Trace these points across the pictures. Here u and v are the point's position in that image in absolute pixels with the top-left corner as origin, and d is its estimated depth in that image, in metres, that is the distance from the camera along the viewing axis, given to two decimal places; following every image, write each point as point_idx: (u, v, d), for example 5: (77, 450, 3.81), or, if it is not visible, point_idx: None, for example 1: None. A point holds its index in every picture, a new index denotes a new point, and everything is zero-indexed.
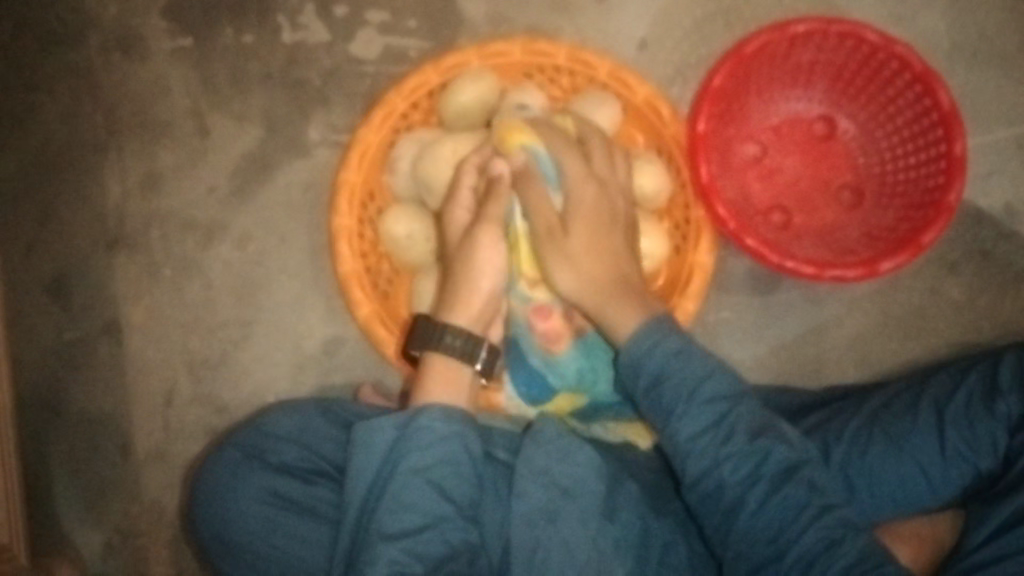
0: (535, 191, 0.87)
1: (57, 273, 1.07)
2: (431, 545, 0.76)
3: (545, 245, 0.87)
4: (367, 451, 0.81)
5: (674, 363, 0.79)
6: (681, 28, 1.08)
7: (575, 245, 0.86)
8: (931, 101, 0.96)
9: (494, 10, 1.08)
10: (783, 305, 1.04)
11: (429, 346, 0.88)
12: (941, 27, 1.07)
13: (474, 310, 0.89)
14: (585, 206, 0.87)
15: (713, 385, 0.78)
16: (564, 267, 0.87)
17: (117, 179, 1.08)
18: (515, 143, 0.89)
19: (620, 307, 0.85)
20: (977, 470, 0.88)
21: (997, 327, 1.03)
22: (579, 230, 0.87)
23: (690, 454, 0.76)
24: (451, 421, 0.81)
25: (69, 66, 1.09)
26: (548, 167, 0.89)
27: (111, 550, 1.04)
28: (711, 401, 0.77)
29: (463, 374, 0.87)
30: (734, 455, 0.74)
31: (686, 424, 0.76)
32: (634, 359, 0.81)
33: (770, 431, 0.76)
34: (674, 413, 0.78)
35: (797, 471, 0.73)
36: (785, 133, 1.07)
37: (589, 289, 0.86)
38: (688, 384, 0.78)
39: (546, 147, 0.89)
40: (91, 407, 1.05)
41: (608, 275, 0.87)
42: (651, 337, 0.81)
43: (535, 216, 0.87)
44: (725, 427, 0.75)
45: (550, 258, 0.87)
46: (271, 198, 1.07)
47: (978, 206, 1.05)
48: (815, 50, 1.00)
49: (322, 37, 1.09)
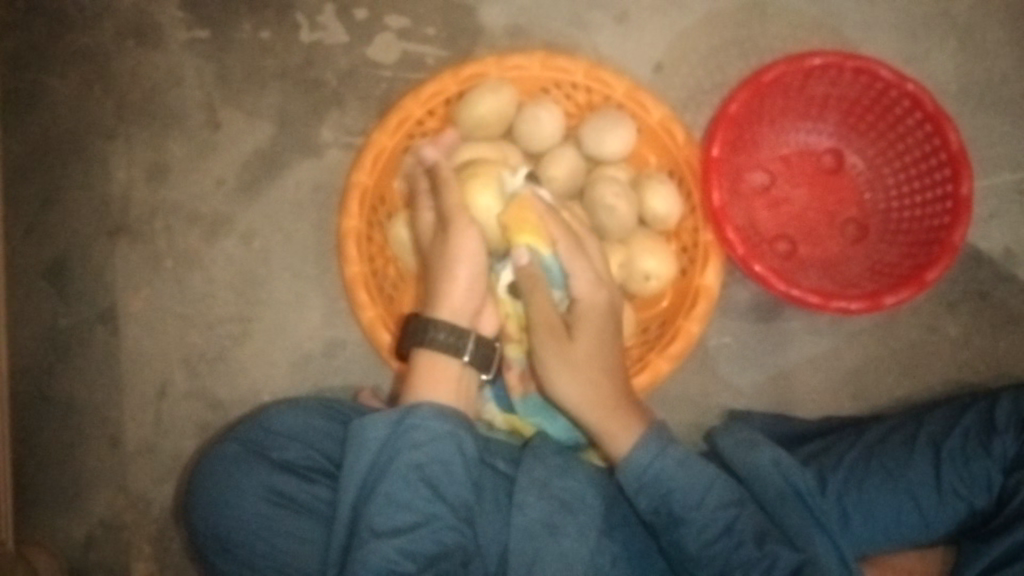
0: (541, 292, 0.86)
1: (57, 256, 1.06)
2: (423, 543, 0.75)
3: (545, 348, 0.86)
4: (362, 449, 0.80)
5: (681, 472, 0.81)
6: (697, 55, 1.10)
7: (580, 353, 0.86)
8: (940, 141, 0.97)
9: (513, 25, 1.09)
10: (785, 333, 1.05)
11: (416, 342, 0.88)
12: (950, 70, 1.09)
13: (458, 308, 0.89)
14: (592, 305, 0.87)
15: (717, 491, 0.81)
16: (564, 373, 0.86)
17: (123, 166, 1.07)
18: (521, 240, 0.86)
19: (617, 426, 0.85)
20: (972, 507, 0.89)
21: (990, 367, 1.05)
22: (585, 339, 0.87)
23: (702, 559, 0.79)
24: (441, 420, 0.80)
25: (81, 50, 1.08)
26: (553, 268, 0.88)
27: (93, 541, 1.02)
28: (721, 505, 0.80)
29: (448, 370, 0.87)
30: (745, 562, 0.78)
31: (694, 535, 0.79)
32: (637, 472, 0.81)
33: (772, 535, 0.80)
34: (682, 519, 0.80)
35: (804, 571, 0.77)
36: (794, 164, 1.08)
37: (586, 400, 0.86)
38: (694, 494, 0.80)
39: (553, 251, 0.87)
40: (82, 394, 1.04)
41: (604, 383, 0.86)
42: (654, 448, 0.82)
43: (536, 310, 0.86)
44: (736, 534, 0.79)
45: (547, 357, 0.86)
46: (279, 195, 1.07)
47: (978, 247, 1.07)
48: (828, 84, 1.01)
49: (340, 39, 1.09)
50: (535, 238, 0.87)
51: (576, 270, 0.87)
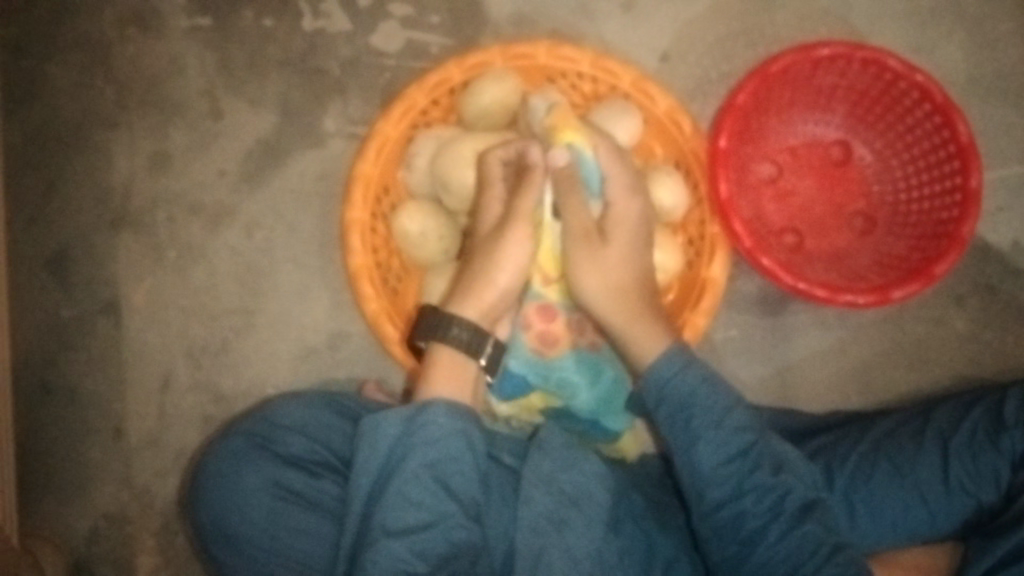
0: (575, 197, 0.85)
1: (59, 248, 1.05)
2: (434, 542, 0.75)
3: (577, 250, 0.86)
4: (373, 446, 0.79)
5: (704, 389, 0.81)
6: (704, 44, 1.09)
7: (613, 257, 0.86)
8: (949, 133, 0.97)
9: (518, 13, 1.08)
10: (792, 326, 1.05)
11: (435, 336, 0.86)
12: (958, 61, 1.08)
13: (485, 304, 0.86)
14: (625, 210, 0.88)
15: (736, 416, 0.80)
16: (594, 276, 0.86)
17: (125, 156, 1.06)
18: (564, 137, 0.87)
19: (647, 335, 0.85)
20: (978, 502, 0.89)
21: (997, 360, 1.05)
22: (618, 244, 0.87)
23: (714, 480, 0.77)
24: (457, 419, 0.79)
25: (82, 38, 1.07)
26: (591, 173, 0.88)
27: (97, 534, 1.02)
28: (738, 431, 0.79)
29: (467, 369, 0.86)
30: (758, 487, 0.76)
31: (710, 453, 0.78)
32: (658, 385, 0.81)
33: (784, 468, 0.79)
34: (698, 441, 0.79)
35: (813, 510, 0.77)
36: (801, 156, 1.07)
37: (612, 305, 0.86)
38: (715, 412, 0.79)
39: (595, 152, 0.88)
40: (85, 386, 1.03)
41: (632, 293, 0.86)
42: (678, 362, 0.82)
43: (570, 215, 0.86)
44: (752, 457, 0.78)
45: (579, 261, 0.86)
46: (282, 186, 1.06)
47: (986, 240, 1.06)
48: (837, 74, 1.00)
49: (343, 27, 1.07)
50: (578, 138, 0.87)
51: (612, 173, 0.88)
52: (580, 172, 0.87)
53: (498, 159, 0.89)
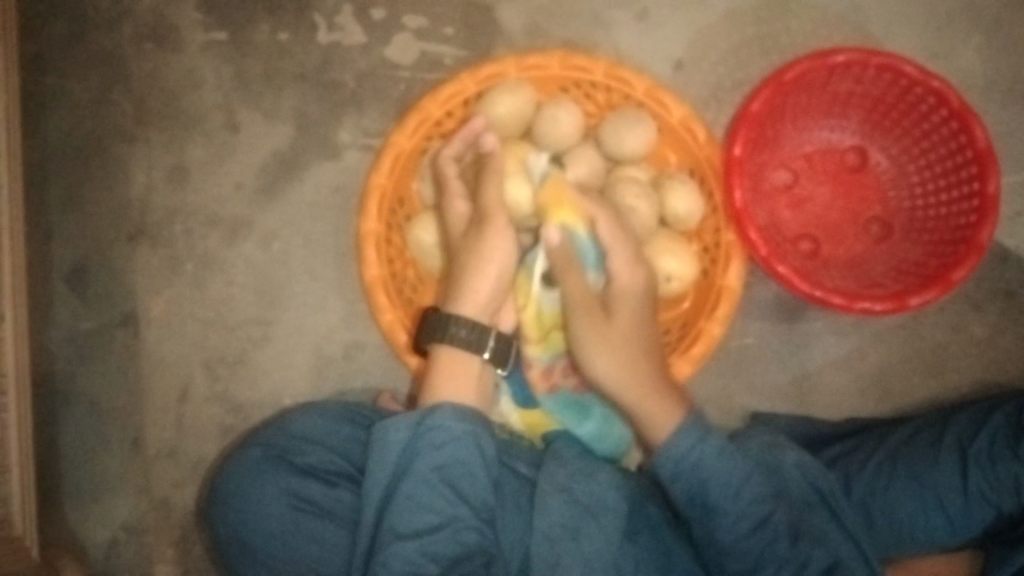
0: (574, 273, 0.86)
1: (78, 260, 1.06)
2: (445, 544, 0.75)
3: (583, 325, 0.87)
4: (382, 454, 0.79)
5: (717, 462, 0.80)
6: (718, 52, 1.08)
7: (619, 329, 0.87)
8: (966, 139, 0.96)
9: (531, 24, 1.08)
10: (809, 333, 1.04)
11: (436, 338, 0.87)
12: (975, 65, 1.08)
13: (481, 300, 0.87)
14: (629, 290, 0.88)
15: (754, 483, 0.80)
16: (602, 350, 0.87)
17: (143, 169, 1.07)
18: (558, 217, 0.87)
19: (658, 407, 0.85)
20: (999, 511, 0.88)
21: (1017, 367, 1.04)
22: (623, 317, 0.88)
23: (734, 552, 0.79)
24: (463, 421, 0.79)
25: (100, 53, 1.08)
26: (586, 248, 0.88)
27: (118, 543, 1.03)
28: (757, 500, 0.80)
29: (472, 367, 0.86)
30: (779, 558, 0.78)
31: (729, 528, 0.79)
32: (674, 463, 0.81)
33: (805, 533, 0.80)
34: (718, 512, 0.80)
35: (837, 570, 0.79)
36: (817, 163, 1.07)
37: (621, 378, 0.86)
38: (730, 484, 0.80)
39: (590, 230, 0.88)
40: (104, 398, 1.04)
41: (644, 363, 0.87)
42: (694, 435, 0.82)
43: (572, 289, 0.86)
44: (771, 528, 0.79)
45: (583, 334, 0.87)
46: (298, 197, 1.06)
47: (1005, 245, 1.05)
48: (852, 81, 1.00)
49: (358, 39, 1.08)
50: (573, 219, 0.87)
51: (613, 247, 0.87)
52: (575, 248, 0.87)
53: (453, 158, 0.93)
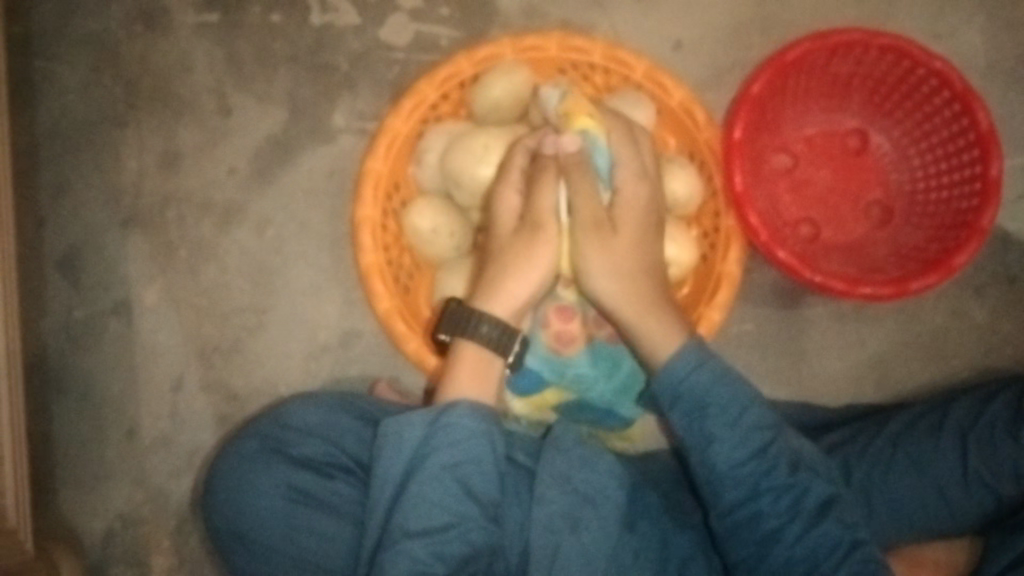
0: (586, 183, 0.82)
1: (70, 248, 1.04)
2: (454, 544, 0.74)
3: (586, 236, 0.83)
4: (397, 447, 0.78)
5: (716, 388, 0.79)
6: (718, 33, 1.07)
7: (623, 247, 0.84)
8: (969, 121, 0.95)
9: (527, 5, 1.06)
10: (809, 319, 1.03)
11: (459, 332, 0.84)
12: (978, 45, 1.07)
13: (514, 304, 0.84)
14: (633, 199, 0.85)
15: (753, 416, 0.79)
16: (607, 267, 0.83)
17: (134, 155, 1.05)
18: (578, 122, 0.85)
19: (660, 330, 0.83)
20: (999, 496, 0.88)
21: (1017, 351, 1.03)
22: (629, 233, 0.84)
23: (729, 479, 0.77)
24: (479, 420, 0.78)
25: (89, 36, 1.06)
26: (602, 161, 0.85)
27: (113, 534, 1.02)
28: (754, 430, 0.78)
29: (493, 367, 0.84)
30: (776, 488, 0.76)
31: (725, 455, 0.77)
32: (672, 385, 0.80)
33: (802, 465, 0.79)
34: (715, 440, 0.78)
35: (831, 508, 0.77)
36: (818, 145, 1.06)
37: (624, 299, 0.83)
38: (729, 411, 0.78)
39: (607, 140, 0.86)
40: (98, 386, 1.03)
41: (645, 283, 0.84)
42: (694, 358, 0.80)
43: (580, 204, 0.82)
44: (769, 457, 0.77)
45: (587, 250, 0.83)
46: (292, 183, 1.05)
47: (1006, 229, 1.04)
48: (854, 62, 0.99)
49: (351, 21, 1.06)
50: (591, 122, 0.85)
51: (622, 158, 0.86)
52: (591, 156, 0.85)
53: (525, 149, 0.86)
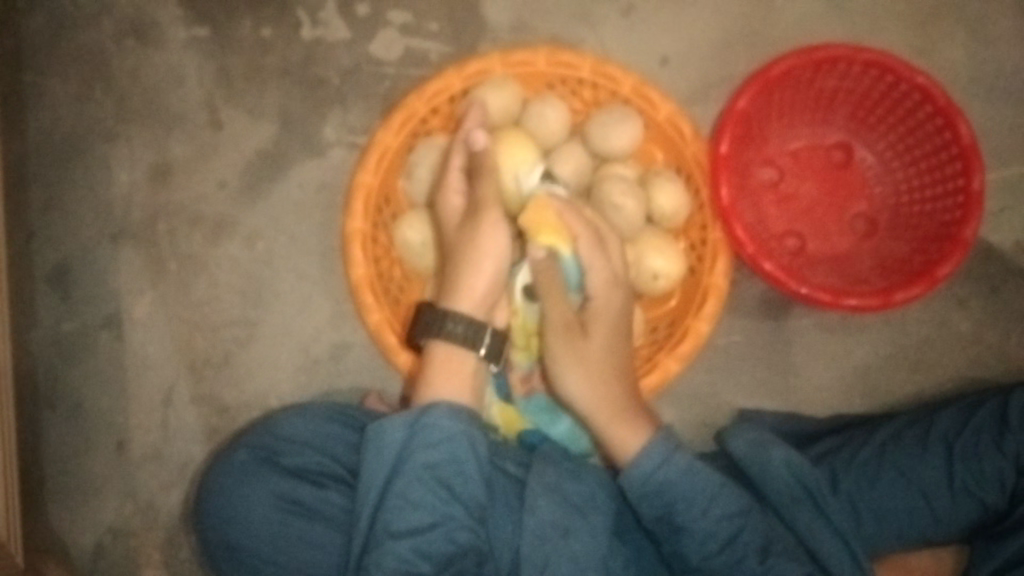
0: (557, 293, 0.85)
1: (60, 262, 1.05)
2: (438, 543, 0.75)
3: (557, 340, 0.86)
4: (379, 449, 0.79)
5: (685, 481, 0.80)
6: (703, 48, 1.08)
7: (592, 350, 0.87)
8: (951, 135, 0.96)
9: (516, 20, 1.08)
10: (795, 330, 1.05)
11: (432, 333, 0.86)
12: (959, 60, 1.09)
13: (476, 298, 0.86)
14: (605, 305, 0.88)
15: (722, 501, 0.80)
16: (575, 365, 0.86)
17: (125, 168, 1.06)
18: (542, 239, 0.85)
19: (623, 428, 0.85)
20: (982, 505, 0.89)
21: (1002, 362, 1.05)
22: (598, 336, 0.87)
23: (701, 571, 0.80)
24: (458, 420, 0.79)
25: (79, 50, 1.06)
26: (571, 269, 0.88)
27: (103, 548, 1.01)
28: (725, 518, 0.80)
29: (467, 365, 0.85)
30: None
31: (696, 546, 0.80)
32: (640, 479, 0.81)
33: (775, 547, 0.81)
34: (686, 530, 0.80)
35: None
36: (803, 159, 1.07)
37: (590, 396, 0.86)
38: (699, 504, 0.80)
39: (574, 251, 0.87)
40: (87, 400, 1.03)
41: (616, 385, 0.86)
42: (660, 453, 0.82)
43: (551, 309, 0.85)
44: (739, 548, 0.79)
45: (560, 355, 0.86)
46: (283, 196, 1.06)
47: (989, 241, 1.06)
48: (837, 78, 1.00)
49: (342, 35, 1.07)
50: (557, 237, 0.85)
51: (593, 267, 0.87)
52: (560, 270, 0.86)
53: (460, 143, 0.91)
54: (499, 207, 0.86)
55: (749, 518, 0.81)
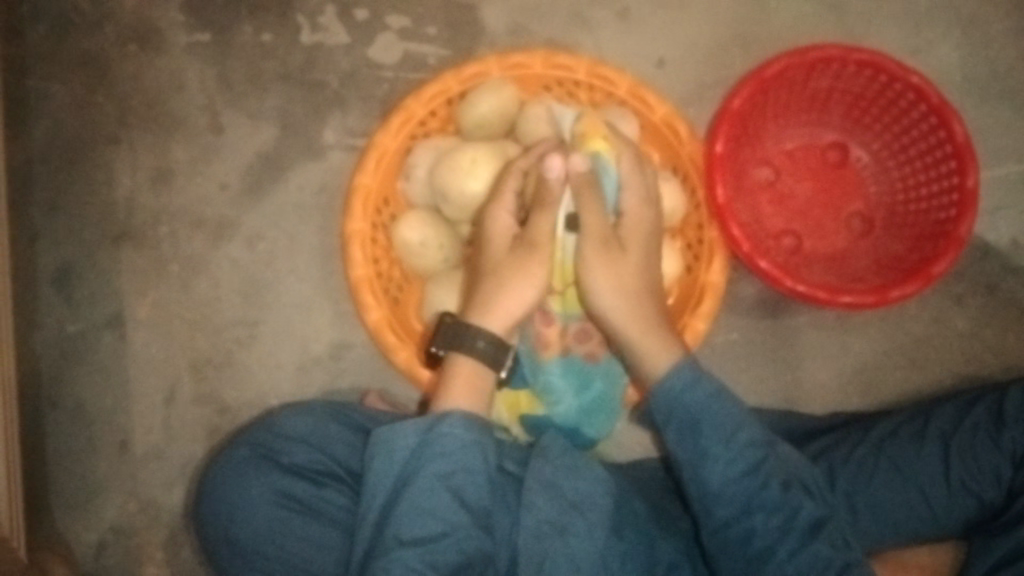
0: (594, 200, 0.83)
1: (63, 264, 1.06)
2: (447, 552, 0.75)
3: (596, 255, 0.83)
4: (389, 456, 0.79)
5: (712, 407, 0.79)
6: (699, 51, 1.09)
7: (628, 266, 0.85)
8: (945, 133, 0.97)
9: (514, 23, 1.09)
10: (792, 329, 1.05)
11: (456, 346, 0.84)
12: (954, 61, 1.10)
13: (507, 318, 0.84)
14: (639, 224, 0.87)
15: (746, 431, 0.78)
16: (613, 282, 0.83)
17: (128, 171, 1.07)
18: (589, 144, 0.88)
19: (658, 343, 0.83)
20: (980, 500, 0.89)
21: (999, 358, 1.05)
22: (635, 252, 0.86)
23: (723, 496, 0.76)
24: (471, 430, 0.79)
25: (82, 55, 1.08)
26: (610, 185, 0.87)
27: (104, 548, 1.02)
28: (750, 446, 0.77)
29: (487, 381, 0.84)
30: (767, 505, 0.75)
31: (720, 471, 0.77)
32: (670, 399, 0.80)
33: (797, 483, 0.78)
34: (709, 456, 0.77)
35: (823, 529, 0.76)
36: (799, 159, 1.08)
37: (626, 311, 0.84)
38: (725, 429, 0.78)
39: (617, 165, 0.88)
40: (90, 401, 1.04)
41: (649, 303, 0.84)
42: (690, 374, 0.80)
43: (588, 219, 0.83)
44: (761, 475, 0.76)
45: (595, 265, 0.83)
46: (283, 199, 1.07)
47: (985, 239, 1.07)
48: (832, 77, 1.01)
49: (341, 39, 1.08)
50: (603, 146, 0.88)
51: (630, 184, 0.88)
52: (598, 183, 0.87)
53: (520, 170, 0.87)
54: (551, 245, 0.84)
55: (772, 452, 0.78)
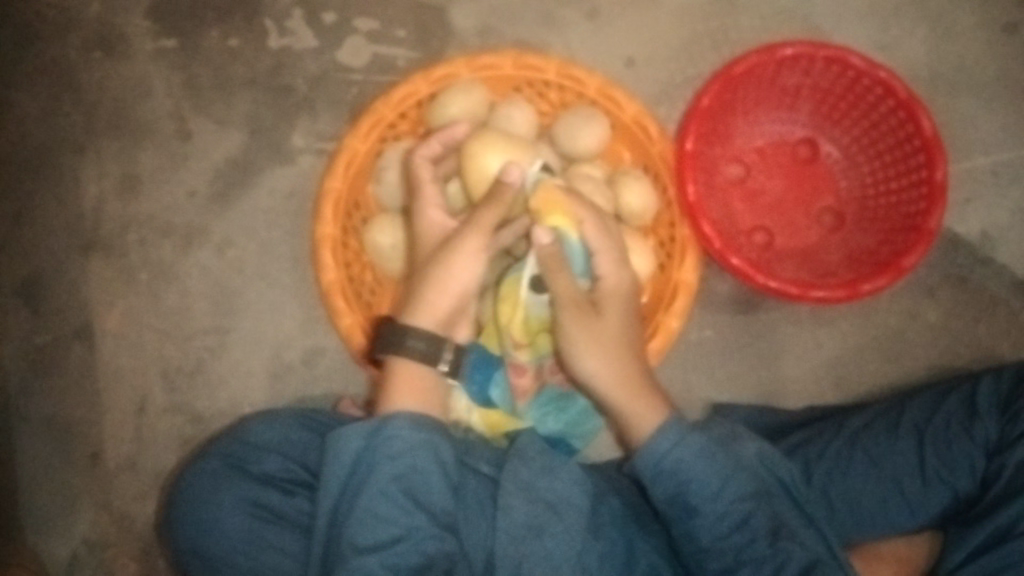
0: (563, 274, 0.82)
1: (29, 275, 1.04)
2: (407, 556, 0.74)
3: (570, 322, 0.83)
4: (337, 458, 0.78)
5: (698, 465, 0.78)
6: (668, 49, 1.09)
7: (607, 328, 0.84)
8: (913, 128, 0.97)
9: (482, 24, 1.08)
10: (765, 324, 1.05)
11: (391, 349, 0.83)
12: (921, 55, 1.10)
13: (439, 314, 0.83)
14: (615, 288, 0.86)
15: (735, 483, 0.78)
16: (593, 348, 0.83)
17: (95, 180, 1.06)
18: (549, 220, 0.82)
19: (642, 406, 0.83)
20: (955, 492, 0.89)
21: (971, 350, 1.06)
22: (610, 316, 0.85)
23: (713, 550, 0.78)
24: (419, 430, 0.78)
25: (47, 63, 1.07)
26: (576, 254, 0.84)
27: (78, 560, 1.01)
28: (737, 500, 0.78)
29: (428, 379, 0.83)
30: (755, 558, 0.77)
31: (708, 528, 0.78)
32: (653, 463, 0.79)
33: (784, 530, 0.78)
34: (698, 511, 0.78)
35: (815, 571, 0.76)
36: (769, 155, 1.08)
37: (608, 378, 0.83)
38: (711, 486, 0.78)
39: (582, 234, 0.84)
40: (60, 413, 1.03)
41: (630, 364, 0.84)
42: (674, 435, 0.79)
43: (558, 287, 0.82)
44: (750, 529, 0.77)
45: (574, 332, 0.83)
46: (254, 204, 1.06)
47: (956, 232, 1.08)
48: (800, 74, 1.01)
49: (309, 44, 1.08)
50: (566, 221, 0.83)
51: (601, 251, 0.85)
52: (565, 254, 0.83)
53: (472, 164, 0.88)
54: (484, 238, 0.82)
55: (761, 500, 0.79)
